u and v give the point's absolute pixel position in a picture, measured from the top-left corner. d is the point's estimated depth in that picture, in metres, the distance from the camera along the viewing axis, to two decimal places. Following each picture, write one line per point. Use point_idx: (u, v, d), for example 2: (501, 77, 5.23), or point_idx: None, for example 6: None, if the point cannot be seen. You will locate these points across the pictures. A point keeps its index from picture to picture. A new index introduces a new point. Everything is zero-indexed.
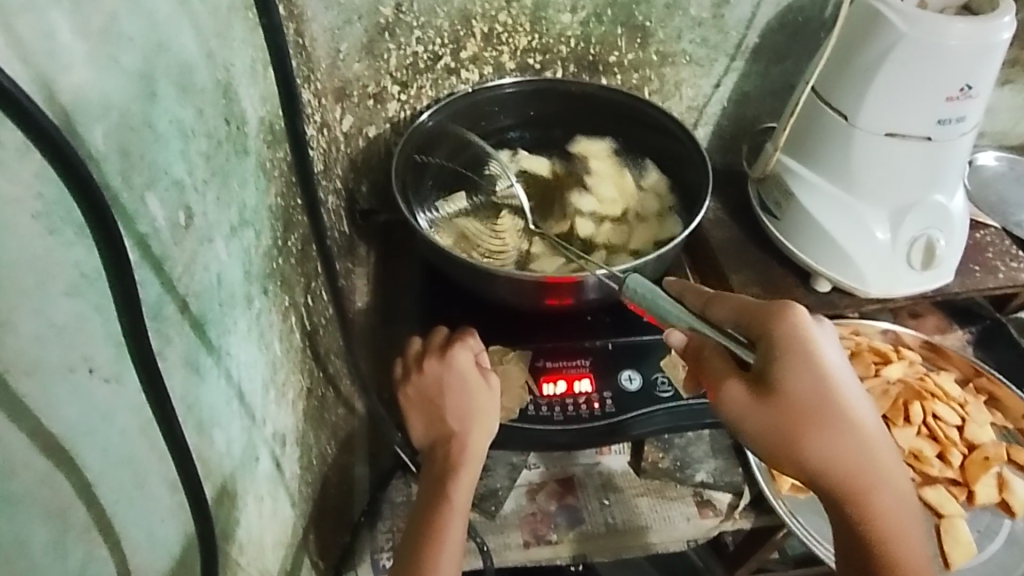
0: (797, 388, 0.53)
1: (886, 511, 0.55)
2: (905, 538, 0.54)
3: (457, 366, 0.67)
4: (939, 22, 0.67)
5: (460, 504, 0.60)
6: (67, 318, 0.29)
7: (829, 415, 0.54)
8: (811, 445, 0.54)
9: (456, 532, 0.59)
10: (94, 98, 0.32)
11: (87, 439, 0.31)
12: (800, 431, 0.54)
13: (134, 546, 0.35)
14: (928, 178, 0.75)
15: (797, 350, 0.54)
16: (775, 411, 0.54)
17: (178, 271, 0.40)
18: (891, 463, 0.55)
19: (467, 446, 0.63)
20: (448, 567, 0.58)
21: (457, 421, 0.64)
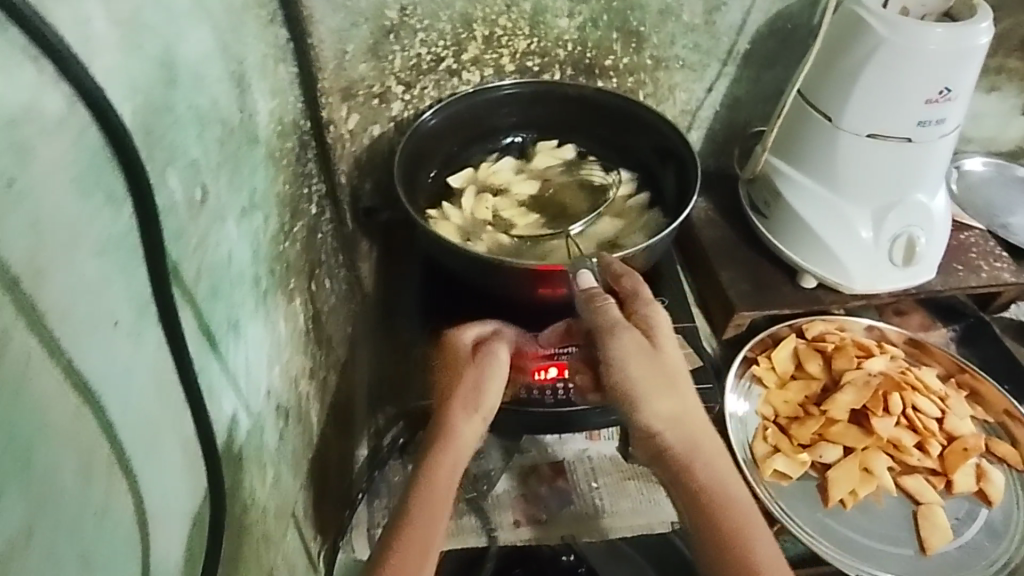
0: (642, 359, 0.60)
1: (703, 479, 0.58)
2: (731, 488, 0.57)
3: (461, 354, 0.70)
4: (917, 29, 0.70)
5: (436, 495, 0.60)
6: (95, 274, 0.33)
7: (681, 396, 0.60)
8: (643, 403, 0.59)
9: (425, 524, 0.59)
10: (122, 80, 0.35)
11: (109, 386, 0.34)
12: (637, 388, 0.59)
13: (152, 492, 0.38)
14: (908, 178, 0.78)
15: (663, 333, 0.61)
16: (636, 372, 0.59)
17: (193, 243, 0.43)
18: (715, 446, 0.60)
19: (451, 434, 0.64)
20: (413, 559, 0.56)
21: (456, 408, 0.67)
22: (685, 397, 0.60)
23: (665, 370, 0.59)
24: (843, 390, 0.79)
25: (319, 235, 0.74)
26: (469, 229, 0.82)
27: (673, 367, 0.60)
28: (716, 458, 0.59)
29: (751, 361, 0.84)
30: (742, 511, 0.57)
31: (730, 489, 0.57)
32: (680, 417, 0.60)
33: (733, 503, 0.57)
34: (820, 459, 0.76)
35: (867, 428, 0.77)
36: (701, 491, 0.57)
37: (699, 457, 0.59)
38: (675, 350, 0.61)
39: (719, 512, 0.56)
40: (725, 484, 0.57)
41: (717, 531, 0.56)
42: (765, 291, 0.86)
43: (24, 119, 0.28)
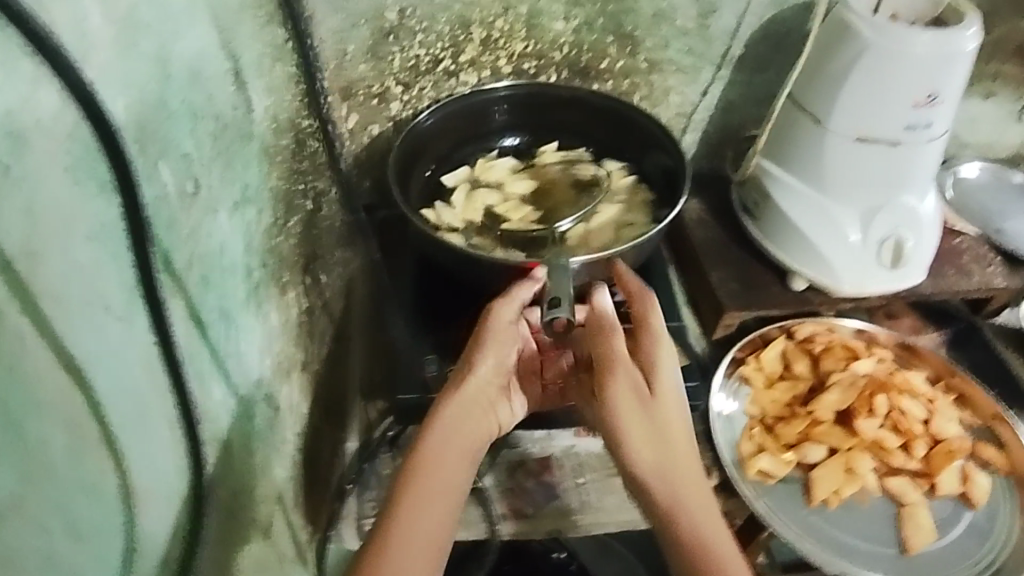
0: (635, 406, 0.62)
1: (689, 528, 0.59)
2: (716, 540, 0.58)
3: (497, 328, 0.67)
4: (903, 35, 0.71)
5: (433, 487, 0.59)
6: (89, 259, 0.35)
7: (674, 443, 0.62)
8: (632, 449, 0.61)
9: (425, 516, 0.58)
10: (116, 75, 0.37)
11: (99, 365, 0.36)
12: (626, 437, 0.62)
13: (140, 470, 0.40)
14: (896, 181, 0.79)
15: (663, 380, 0.64)
16: (627, 416, 0.62)
17: (185, 233, 0.44)
18: (704, 495, 0.61)
19: (444, 419, 0.63)
20: (415, 553, 0.56)
21: (477, 390, 0.66)
22: (674, 445, 0.62)
23: (659, 418, 0.62)
24: (828, 391, 0.80)
25: (315, 231, 0.76)
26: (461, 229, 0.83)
27: (666, 417, 0.62)
28: (702, 506, 0.60)
29: (740, 361, 0.85)
30: (721, 552, 0.58)
31: (710, 538, 0.58)
32: (668, 466, 0.61)
33: (717, 554, 0.58)
34: (804, 459, 0.77)
35: (851, 428, 0.78)
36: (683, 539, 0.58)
37: (684, 507, 0.59)
38: (675, 400, 0.64)
39: (701, 557, 0.58)
40: (707, 535, 0.58)
41: None
42: (753, 292, 0.88)
43: (19, 110, 0.30)
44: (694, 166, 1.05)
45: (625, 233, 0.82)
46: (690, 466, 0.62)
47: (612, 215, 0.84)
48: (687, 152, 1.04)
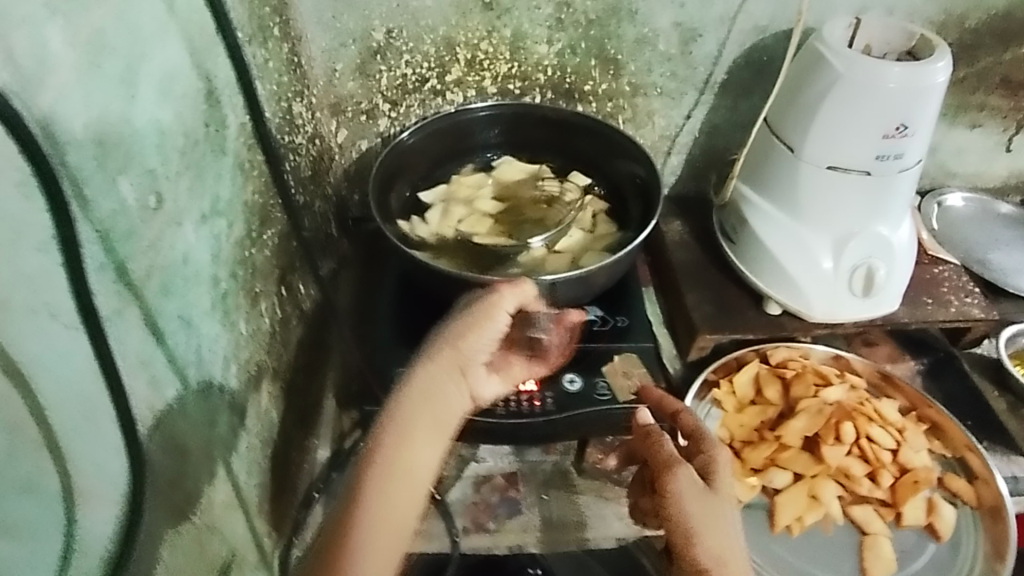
0: (699, 498, 0.59)
1: None
2: None
3: (498, 314, 0.64)
4: (874, 66, 0.72)
5: (392, 462, 0.55)
6: (37, 270, 0.37)
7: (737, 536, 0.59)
8: (698, 539, 0.57)
9: (383, 496, 0.54)
10: (75, 95, 0.39)
11: (43, 370, 0.38)
12: (694, 526, 0.58)
13: (84, 473, 0.41)
14: (868, 209, 0.79)
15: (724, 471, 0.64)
16: (694, 504, 0.59)
17: (145, 246, 0.46)
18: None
19: (416, 391, 0.59)
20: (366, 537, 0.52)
21: (450, 365, 0.61)
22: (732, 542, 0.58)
23: (718, 508, 0.59)
24: (796, 417, 0.80)
25: (293, 242, 0.78)
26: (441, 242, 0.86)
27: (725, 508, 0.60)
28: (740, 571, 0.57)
29: (711, 384, 0.86)
30: None
31: None
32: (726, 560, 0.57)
33: None
34: (769, 484, 0.78)
35: (817, 455, 0.78)
36: None
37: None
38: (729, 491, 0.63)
39: None
40: None
41: None
42: (726, 314, 0.88)
43: None
44: (679, 189, 1.06)
45: (585, 259, 0.83)
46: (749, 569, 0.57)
47: (574, 241, 0.86)
48: (671, 174, 1.04)
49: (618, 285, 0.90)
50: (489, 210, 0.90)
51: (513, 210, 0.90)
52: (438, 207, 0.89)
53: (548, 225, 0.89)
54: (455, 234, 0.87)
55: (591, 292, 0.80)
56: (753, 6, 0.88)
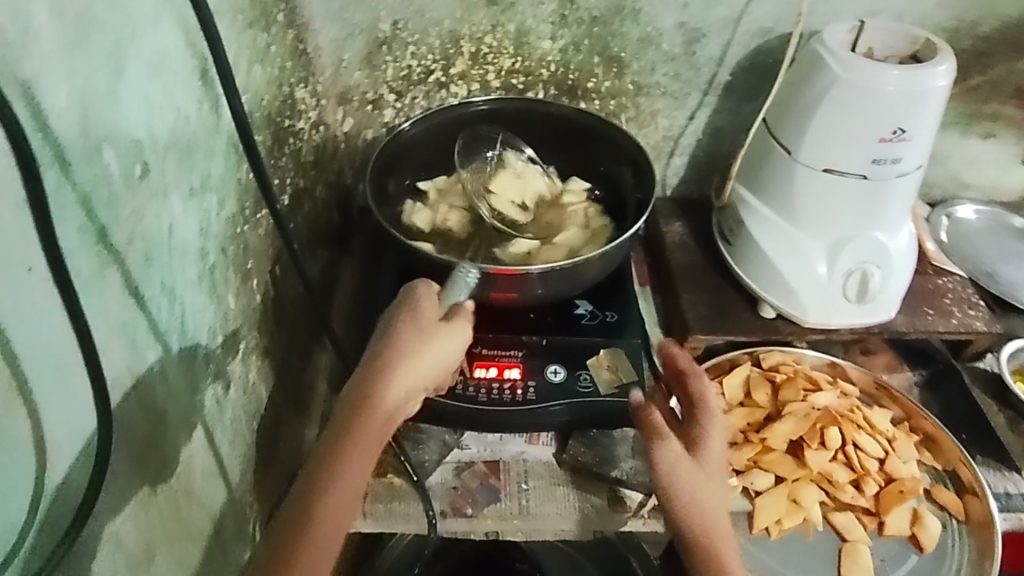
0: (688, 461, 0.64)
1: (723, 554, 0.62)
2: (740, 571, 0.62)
3: (448, 350, 0.63)
4: (872, 69, 0.72)
5: (348, 478, 0.57)
6: (13, 227, 0.39)
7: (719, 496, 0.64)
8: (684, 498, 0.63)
9: (337, 511, 0.56)
10: (59, 65, 0.41)
11: (17, 321, 0.40)
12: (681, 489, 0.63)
13: (53, 423, 0.43)
14: (864, 215, 0.79)
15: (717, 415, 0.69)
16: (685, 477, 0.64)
17: (127, 213, 0.49)
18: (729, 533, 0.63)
19: (386, 412, 0.59)
20: (320, 549, 0.54)
21: (408, 387, 0.60)
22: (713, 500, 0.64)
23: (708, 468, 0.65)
24: (782, 420, 0.80)
25: (289, 223, 0.81)
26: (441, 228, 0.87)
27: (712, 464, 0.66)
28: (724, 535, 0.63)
29: None
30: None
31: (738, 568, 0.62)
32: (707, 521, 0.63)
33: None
34: (751, 486, 0.77)
35: (801, 459, 0.78)
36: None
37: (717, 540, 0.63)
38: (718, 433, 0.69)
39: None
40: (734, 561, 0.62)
41: None
42: (721, 315, 0.87)
43: None
44: (682, 190, 1.05)
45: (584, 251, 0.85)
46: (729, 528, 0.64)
47: (573, 239, 0.87)
48: (674, 175, 1.04)
49: (611, 281, 0.90)
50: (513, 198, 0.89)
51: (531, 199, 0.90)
52: (433, 196, 0.91)
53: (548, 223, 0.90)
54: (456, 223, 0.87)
55: (584, 283, 0.80)
56: (757, 7, 0.88)
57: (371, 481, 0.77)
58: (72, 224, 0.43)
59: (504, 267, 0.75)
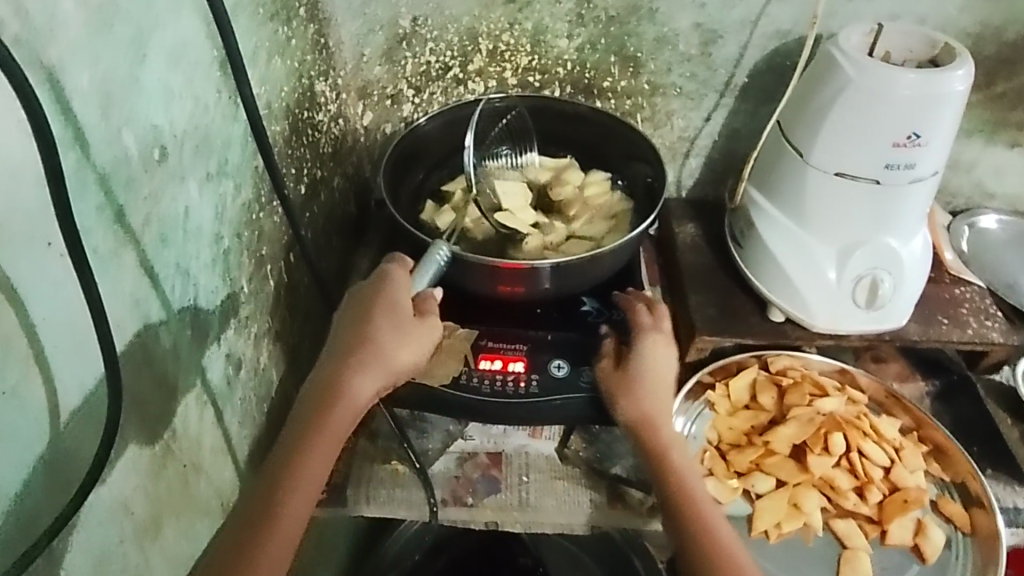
0: (643, 397, 0.73)
1: (694, 495, 0.69)
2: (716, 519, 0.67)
3: (419, 351, 0.65)
4: (887, 73, 0.71)
5: (316, 463, 0.58)
6: (32, 202, 0.41)
7: (676, 441, 0.72)
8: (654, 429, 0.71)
9: (305, 494, 0.58)
10: (82, 51, 0.43)
11: (36, 292, 0.42)
12: (648, 421, 0.72)
13: (66, 392, 0.45)
14: (876, 220, 0.78)
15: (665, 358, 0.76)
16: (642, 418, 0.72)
17: (144, 194, 0.51)
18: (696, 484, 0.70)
19: (358, 402, 0.61)
20: (288, 530, 0.56)
21: (380, 382, 0.62)
22: (670, 441, 0.72)
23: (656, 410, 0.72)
24: (785, 424, 0.79)
25: (304, 212, 0.83)
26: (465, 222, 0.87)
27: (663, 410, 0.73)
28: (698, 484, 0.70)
29: (706, 385, 0.85)
30: (723, 538, 0.66)
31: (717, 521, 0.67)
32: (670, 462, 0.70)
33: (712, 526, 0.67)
34: (751, 488, 0.77)
35: (803, 464, 0.78)
36: (692, 532, 0.66)
37: (690, 488, 0.69)
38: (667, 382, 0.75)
39: (708, 543, 0.65)
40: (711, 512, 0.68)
41: (700, 545, 0.65)
42: (730, 317, 0.86)
43: None
44: (697, 192, 1.05)
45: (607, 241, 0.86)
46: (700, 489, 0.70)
47: (593, 229, 0.88)
48: (689, 176, 1.04)
49: (619, 278, 0.90)
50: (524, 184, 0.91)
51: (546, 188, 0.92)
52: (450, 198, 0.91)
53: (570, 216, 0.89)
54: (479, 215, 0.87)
55: (594, 278, 0.80)
56: (776, 9, 0.87)
57: (375, 467, 0.79)
58: (90, 203, 0.45)
59: (512, 260, 0.76)
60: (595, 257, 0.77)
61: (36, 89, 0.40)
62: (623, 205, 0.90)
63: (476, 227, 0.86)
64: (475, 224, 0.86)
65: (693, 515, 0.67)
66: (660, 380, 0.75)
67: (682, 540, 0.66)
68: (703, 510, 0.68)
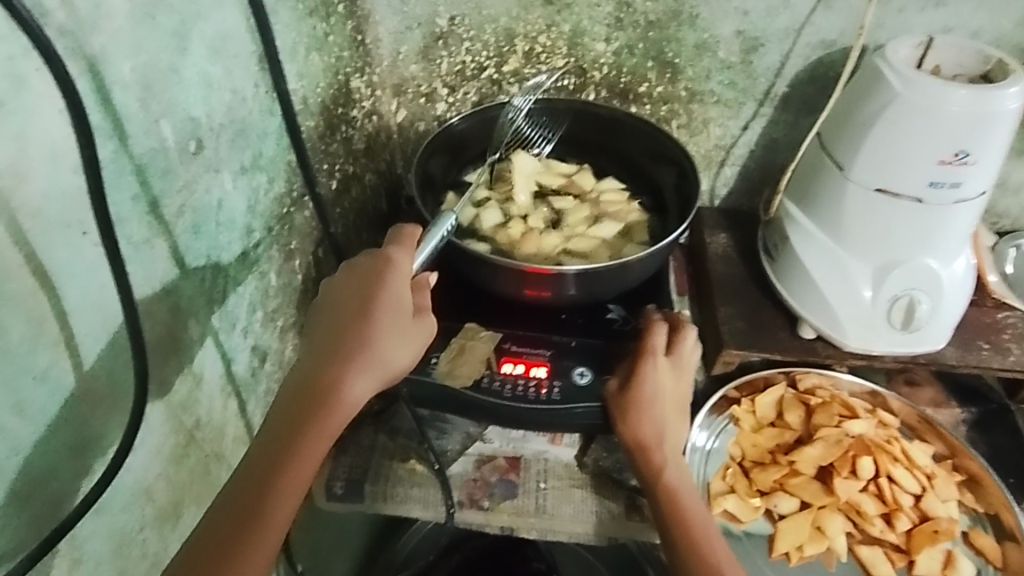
0: (647, 416, 0.71)
1: (691, 518, 0.66)
2: (715, 546, 0.65)
3: (419, 348, 0.59)
4: (936, 88, 0.69)
5: (303, 467, 0.51)
6: (70, 188, 0.42)
7: (677, 464, 0.70)
8: (650, 451, 0.69)
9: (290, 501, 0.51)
10: (125, 43, 0.44)
11: (69, 277, 0.43)
12: (647, 442, 0.70)
13: (94, 376, 0.46)
14: (918, 240, 0.75)
15: (675, 376, 0.74)
16: (639, 439, 0.70)
17: (179, 184, 0.51)
18: (695, 509, 0.67)
19: (355, 398, 0.54)
20: (272, 542, 0.49)
21: (377, 380, 0.55)
22: (672, 462, 0.70)
23: (657, 429, 0.70)
24: (812, 444, 0.77)
25: (334, 207, 0.83)
26: (488, 225, 0.87)
27: (666, 431, 0.71)
28: (695, 508, 0.67)
29: (731, 400, 0.83)
30: (722, 564, 0.63)
31: (715, 547, 0.65)
32: (671, 484, 0.68)
33: (711, 551, 0.64)
34: (773, 509, 0.75)
35: (828, 487, 0.76)
36: (688, 557, 0.64)
37: (687, 511, 0.67)
38: (675, 401, 0.73)
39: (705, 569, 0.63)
40: (711, 538, 0.65)
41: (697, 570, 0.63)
42: (759, 332, 0.85)
43: (11, 54, 0.37)
44: (731, 202, 1.03)
45: (625, 252, 0.86)
46: (699, 513, 0.67)
47: (610, 237, 0.88)
48: (724, 186, 1.02)
49: (646, 287, 0.89)
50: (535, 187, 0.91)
51: (559, 189, 0.93)
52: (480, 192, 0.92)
53: (583, 216, 0.90)
54: (500, 220, 0.88)
55: (622, 285, 0.79)
56: (821, 18, 0.85)
57: (394, 465, 0.79)
58: (125, 192, 0.46)
59: (539, 265, 0.75)
60: (624, 266, 0.76)
61: (76, 78, 0.40)
62: (640, 216, 0.90)
63: (496, 230, 0.87)
64: (495, 226, 0.87)
65: (687, 539, 0.65)
66: (665, 395, 0.72)
67: (678, 563, 0.64)
68: (704, 536, 0.65)
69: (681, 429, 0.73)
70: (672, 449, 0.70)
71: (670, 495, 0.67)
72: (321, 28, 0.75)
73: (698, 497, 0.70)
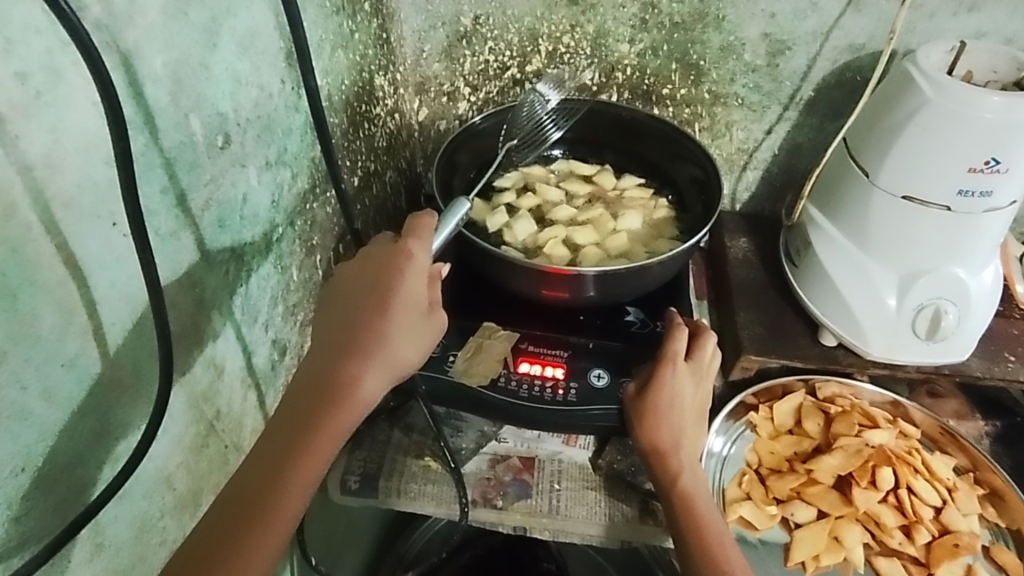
0: (664, 422, 0.70)
1: (706, 527, 0.65)
2: (730, 556, 0.64)
3: (429, 345, 0.59)
4: (968, 94, 0.67)
5: (311, 462, 0.51)
6: (101, 180, 0.43)
7: (693, 471, 0.69)
8: (666, 458, 0.69)
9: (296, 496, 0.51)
10: (157, 38, 0.45)
11: (99, 267, 0.44)
12: (663, 448, 0.69)
13: (120, 365, 0.47)
14: (945, 249, 0.74)
15: (693, 383, 0.73)
16: (657, 444, 0.69)
17: (206, 178, 0.52)
18: (710, 517, 0.67)
19: (366, 393, 0.53)
20: (280, 532, 0.50)
21: (388, 375, 0.55)
22: (689, 469, 0.69)
23: (673, 435, 0.70)
24: (831, 454, 0.76)
25: (355, 204, 0.83)
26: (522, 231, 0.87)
27: (683, 438, 0.70)
28: (710, 517, 0.67)
29: (748, 407, 0.82)
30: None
31: (729, 557, 0.64)
32: (688, 492, 0.68)
33: (726, 561, 0.63)
34: (790, 517, 0.74)
35: (847, 497, 0.75)
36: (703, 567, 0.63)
37: (702, 520, 0.66)
38: (691, 408, 0.72)
39: None
40: (725, 548, 0.64)
41: None
42: (779, 338, 0.83)
43: (47, 47, 0.38)
44: (753, 206, 1.02)
45: (655, 246, 0.87)
46: (715, 522, 0.66)
47: (636, 228, 0.89)
48: (746, 189, 1.01)
49: (665, 290, 0.89)
50: (560, 199, 0.92)
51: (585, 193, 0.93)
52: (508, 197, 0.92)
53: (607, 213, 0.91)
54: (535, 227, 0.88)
55: (642, 287, 0.79)
56: (850, 22, 0.84)
57: (408, 461, 0.79)
58: (154, 185, 0.46)
59: (558, 266, 0.75)
60: (643, 268, 0.75)
61: (111, 72, 0.41)
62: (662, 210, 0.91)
63: (531, 236, 0.87)
64: (529, 232, 0.87)
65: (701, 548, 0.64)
66: (682, 402, 0.71)
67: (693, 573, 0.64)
68: (717, 545, 0.65)
69: (697, 436, 0.72)
70: (689, 456, 0.70)
71: (684, 502, 0.67)
72: (346, 26, 0.75)
73: (714, 505, 0.69)
